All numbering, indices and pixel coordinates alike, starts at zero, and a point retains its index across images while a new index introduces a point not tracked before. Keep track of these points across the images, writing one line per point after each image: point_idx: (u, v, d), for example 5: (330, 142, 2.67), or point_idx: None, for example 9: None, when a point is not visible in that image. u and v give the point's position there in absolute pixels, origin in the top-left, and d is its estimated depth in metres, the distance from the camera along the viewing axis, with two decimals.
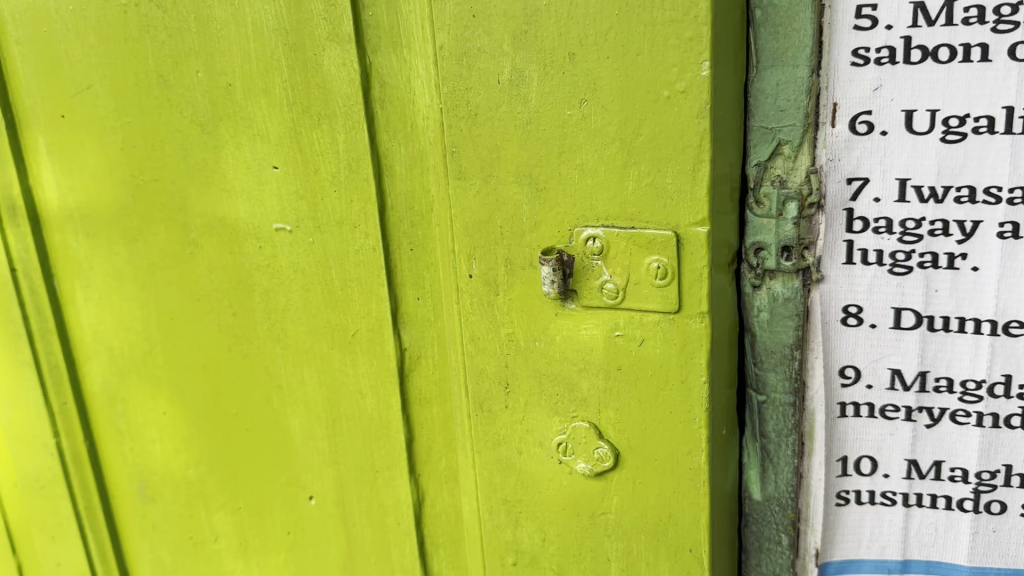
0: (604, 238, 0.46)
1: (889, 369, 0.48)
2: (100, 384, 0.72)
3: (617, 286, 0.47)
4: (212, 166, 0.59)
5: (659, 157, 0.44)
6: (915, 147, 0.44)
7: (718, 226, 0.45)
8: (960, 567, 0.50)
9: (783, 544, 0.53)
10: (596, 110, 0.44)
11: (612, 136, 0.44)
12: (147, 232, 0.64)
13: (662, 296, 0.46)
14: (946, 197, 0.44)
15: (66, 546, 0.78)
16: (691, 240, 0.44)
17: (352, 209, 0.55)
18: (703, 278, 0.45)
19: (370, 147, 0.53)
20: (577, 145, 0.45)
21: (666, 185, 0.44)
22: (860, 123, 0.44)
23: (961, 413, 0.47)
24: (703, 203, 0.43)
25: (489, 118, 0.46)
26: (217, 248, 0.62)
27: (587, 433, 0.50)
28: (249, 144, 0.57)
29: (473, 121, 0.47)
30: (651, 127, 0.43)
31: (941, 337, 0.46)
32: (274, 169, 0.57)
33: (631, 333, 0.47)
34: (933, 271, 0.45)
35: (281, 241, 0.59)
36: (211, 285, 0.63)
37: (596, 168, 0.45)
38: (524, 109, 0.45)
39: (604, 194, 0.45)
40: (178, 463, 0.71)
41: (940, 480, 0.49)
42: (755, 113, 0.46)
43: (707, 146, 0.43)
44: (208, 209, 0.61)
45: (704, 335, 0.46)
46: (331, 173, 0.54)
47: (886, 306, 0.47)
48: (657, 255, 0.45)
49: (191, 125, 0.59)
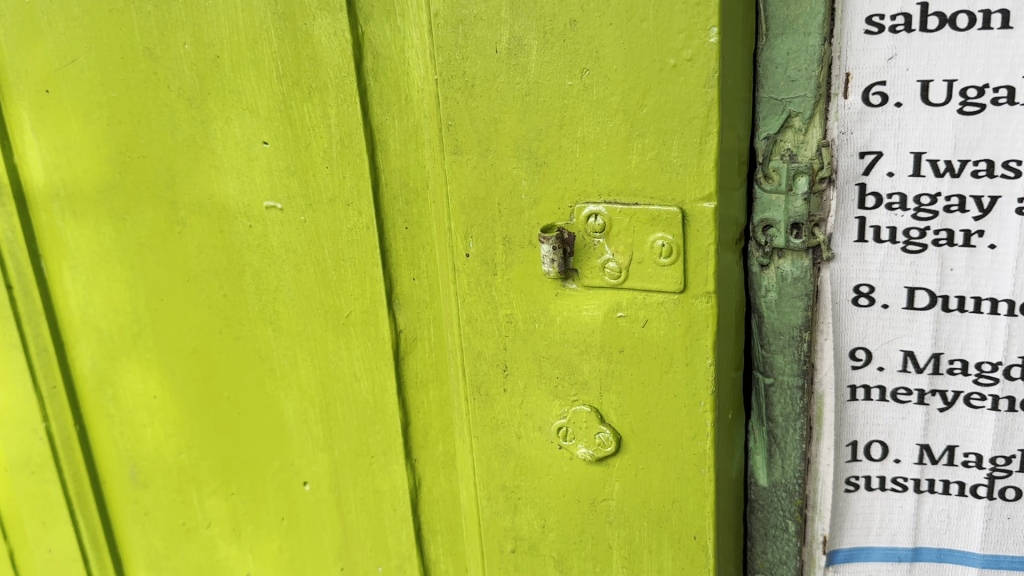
0: (606, 215, 0.44)
1: (901, 351, 0.46)
2: (90, 366, 0.70)
3: (619, 265, 0.45)
4: (200, 142, 0.57)
5: (663, 130, 0.42)
6: (931, 119, 0.42)
7: (725, 201, 0.43)
8: (973, 556, 0.49)
9: (790, 531, 0.51)
10: (599, 80, 0.42)
11: (615, 107, 0.42)
12: (135, 211, 0.63)
13: (666, 275, 0.44)
14: (963, 172, 0.42)
15: (56, 532, 0.76)
16: (697, 216, 0.42)
17: (346, 187, 0.53)
18: (709, 256, 0.43)
19: (362, 121, 0.51)
20: (578, 117, 0.43)
21: (672, 159, 0.42)
22: (873, 94, 0.42)
23: (976, 396, 0.46)
24: (710, 177, 0.42)
25: (486, 89, 0.44)
26: (206, 227, 0.60)
27: (580, 418, 0.49)
28: (238, 119, 0.55)
29: (470, 93, 0.45)
30: (656, 97, 0.41)
31: (956, 318, 0.45)
32: (263, 145, 0.55)
33: (634, 314, 0.46)
34: (948, 249, 0.44)
35: (271, 220, 0.57)
36: (201, 265, 0.61)
37: (598, 141, 0.43)
38: (522, 79, 0.44)
39: (607, 169, 0.43)
40: (170, 447, 0.70)
41: (953, 465, 0.47)
42: (764, 84, 0.44)
43: (714, 118, 0.41)
44: (197, 187, 0.59)
45: (709, 316, 0.44)
46: (323, 149, 0.53)
47: (899, 286, 0.45)
48: (662, 232, 0.43)
49: (179, 100, 0.57)
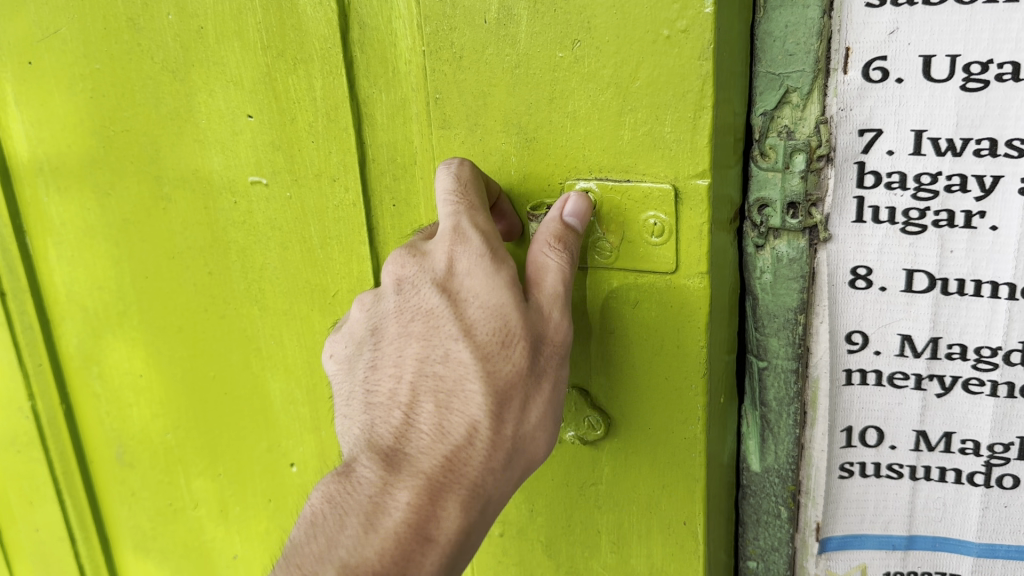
0: (597, 192, 0.43)
1: (899, 335, 0.45)
2: (75, 344, 0.69)
3: (611, 244, 0.44)
4: (185, 115, 0.56)
5: (656, 105, 0.40)
6: (932, 96, 0.41)
7: (719, 180, 0.42)
8: (968, 545, 0.48)
9: (783, 517, 0.50)
10: (591, 51, 0.41)
11: (607, 80, 0.41)
12: (119, 185, 0.61)
13: (658, 255, 0.43)
14: (965, 150, 0.41)
15: (43, 511, 0.75)
16: (691, 194, 0.41)
17: (331, 162, 0.51)
18: (703, 235, 0.42)
19: (348, 95, 0.49)
20: (568, 91, 0.42)
21: (665, 134, 0.41)
22: (874, 69, 0.41)
23: (974, 381, 0.45)
24: (704, 154, 0.40)
25: (476, 61, 0.43)
26: (191, 203, 0.59)
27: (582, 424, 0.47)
28: (222, 91, 0.54)
29: (458, 65, 0.44)
30: (649, 70, 0.40)
31: (955, 302, 0.43)
32: (247, 118, 0.53)
33: (625, 295, 0.44)
34: (949, 231, 0.42)
35: (256, 196, 0.55)
36: (186, 242, 0.60)
37: (590, 116, 0.42)
38: (512, 50, 0.42)
39: (598, 144, 0.42)
40: (156, 427, 0.69)
41: (950, 452, 0.46)
42: (761, 58, 0.43)
43: (709, 92, 0.39)
44: (181, 161, 0.58)
45: (702, 297, 0.43)
46: (308, 122, 0.51)
47: (897, 269, 0.44)
48: (655, 210, 0.42)
49: (163, 72, 0.56)
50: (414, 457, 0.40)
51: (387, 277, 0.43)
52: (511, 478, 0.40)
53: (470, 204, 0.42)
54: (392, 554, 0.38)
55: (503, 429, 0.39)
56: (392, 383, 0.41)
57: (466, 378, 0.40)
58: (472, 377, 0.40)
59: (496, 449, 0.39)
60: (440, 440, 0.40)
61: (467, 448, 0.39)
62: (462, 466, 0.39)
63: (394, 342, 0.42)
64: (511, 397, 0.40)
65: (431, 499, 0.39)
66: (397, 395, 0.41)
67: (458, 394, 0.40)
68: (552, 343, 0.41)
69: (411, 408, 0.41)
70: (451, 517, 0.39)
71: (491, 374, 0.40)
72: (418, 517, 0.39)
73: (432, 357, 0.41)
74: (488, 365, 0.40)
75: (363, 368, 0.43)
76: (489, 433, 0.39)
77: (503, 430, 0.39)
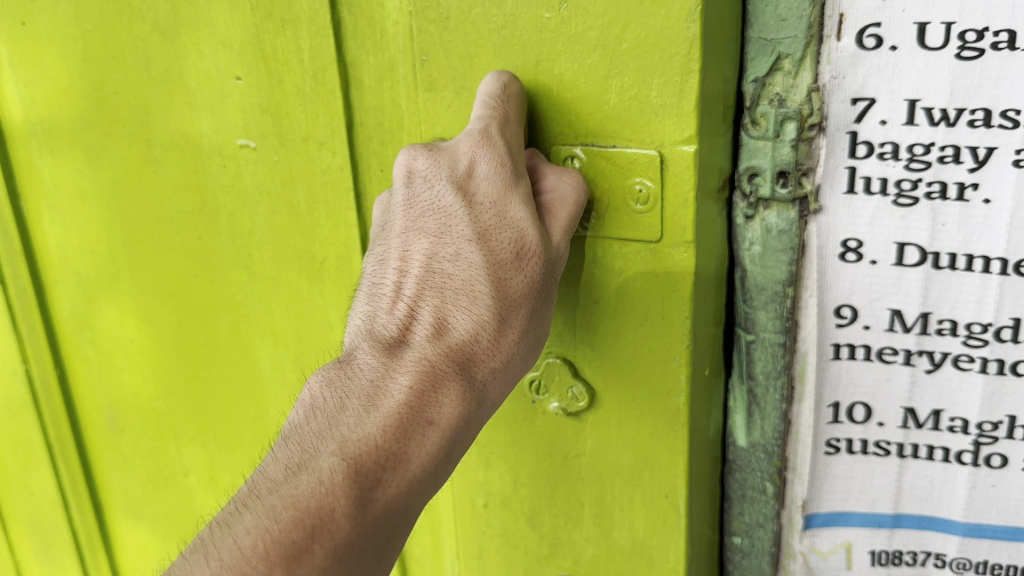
0: (583, 158, 0.43)
1: (889, 309, 0.44)
2: (68, 310, 0.69)
3: (596, 212, 0.43)
4: (175, 77, 0.55)
5: (643, 68, 0.40)
6: (927, 64, 0.40)
7: (706, 147, 0.41)
8: (955, 525, 0.47)
9: (768, 494, 0.49)
10: (577, 13, 0.40)
11: (594, 43, 0.40)
12: (111, 148, 0.61)
13: (643, 224, 0.42)
14: (960, 121, 0.40)
15: (36, 475, 0.75)
16: (676, 159, 0.40)
17: (319, 125, 0.51)
18: (687, 203, 0.41)
19: (336, 56, 0.49)
20: (555, 52, 0.41)
21: (651, 98, 0.40)
22: (868, 36, 0.40)
23: (965, 357, 0.44)
24: (690, 118, 0.40)
25: (461, 22, 0.42)
26: (181, 166, 0.58)
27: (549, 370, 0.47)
28: (212, 53, 0.53)
29: (444, 26, 0.43)
30: (636, 33, 0.39)
31: (947, 276, 0.43)
32: (236, 81, 0.53)
33: (609, 264, 0.44)
34: (942, 203, 0.42)
35: (244, 159, 0.55)
36: (175, 207, 0.60)
37: (576, 79, 0.41)
38: (498, 12, 0.41)
39: (585, 108, 0.42)
40: (147, 393, 0.69)
41: (939, 430, 0.46)
42: (753, 23, 0.42)
43: (697, 55, 0.38)
44: (172, 125, 0.57)
45: (687, 266, 0.42)
46: (297, 85, 0.51)
47: (888, 241, 0.43)
48: (641, 177, 0.41)
49: (154, 32, 0.55)
50: (420, 342, 0.39)
51: (398, 171, 0.43)
52: (506, 386, 0.40)
53: (506, 112, 0.41)
54: (389, 431, 0.37)
55: (508, 329, 0.40)
56: (399, 275, 0.41)
57: (480, 273, 0.40)
58: (483, 270, 0.40)
59: (499, 348, 0.39)
60: (445, 332, 0.39)
61: (473, 342, 0.39)
62: (468, 357, 0.39)
63: (402, 239, 0.42)
64: (519, 302, 0.40)
65: (434, 383, 0.38)
66: (403, 289, 0.41)
67: (471, 288, 0.40)
68: (558, 258, 0.41)
69: (418, 299, 0.40)
70: (450, 404, 0.38)
71: (504, 274, 0.40)
72: (420, 398, 0.38)
73: (443, 254, 0.41)
74: (502, 266, 0.40)
75: (368, 263, 0.43)
76: (494, 333, 0.39)
77: (509, 331, 0.40)
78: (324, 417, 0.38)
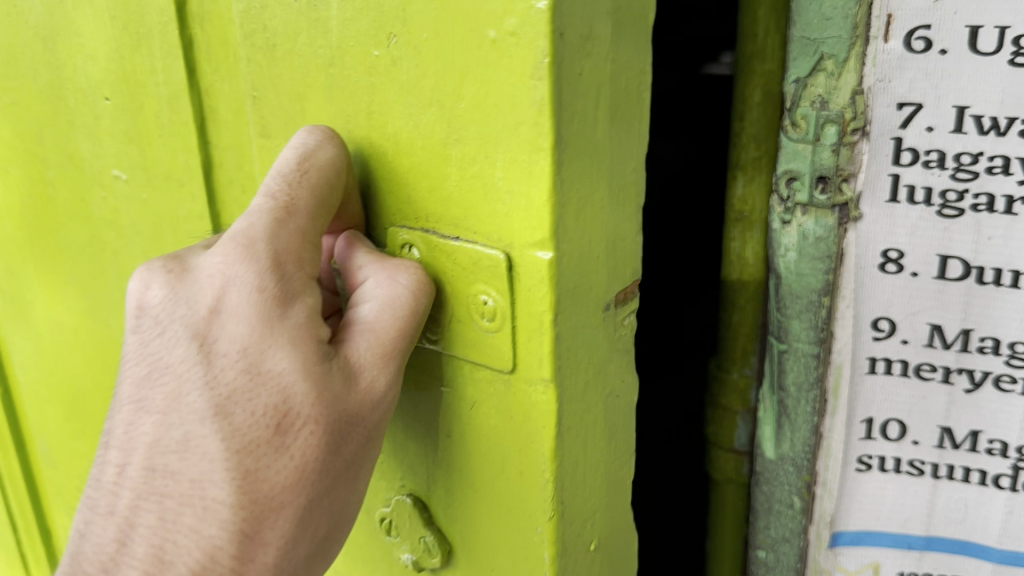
0: (418, 255, 0.40)
1: (928, 323, 0.42)
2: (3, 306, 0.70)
3: (444, 328, 0.41)
4: (58, 93, 0.55)
5: (484, 138, 0.36)
6: (979, 70, 0.38)
7: (568, 252, 0.37)
8: (992, 550, 0.45)
9: (795, 507, 0.48)
10: (404, 51, 0.37)
11: (430, 98, 0.37)
12: (13, 162, 0.61)
13: (491, 345, 0.39)
14: (1010, 130, 0.38)
15: None
16: (524, 266, 0.37)
17: (178, 163, 0.51)
18: (540, 334, 0.37)
19: (188, 86, 0.48)
20: (390, 111, 0.39)
21: (495, 183, 0.36)
22: (916, 38, 0.38)
23: (1007, 377, 0.42)
24: (538, 220, 0.35)
25: (287, 52, 0.41)
26: (69, 189, 0.58)
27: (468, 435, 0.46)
28: (83, 64, 0.53)
29: (271, 53, 0.42)
30: (474, 87, 0.35)
31: (991, 291, 0.41)
32: (106, 101, 0.53)
33: (465, 389, 0.42)
34: (987, 215, 0.40)
35: (119, 188, 0.55)
36: (67, 226, 0.60)
37: (411, 144, 0.39)
38: (325, 43, 0.40)
39: (422, 178, 0.39)
40: (61, 411, 0.69)
41: (976, 451, 0.44)
42: (796, 22, 0.41)
43: (542, 123, 0.34)
44: (60, 144, 0.57)
45: (544, 405, 0.39)
46: (155, 111, 0.50)
47: (930, 253, 0.41)
48: (485, 290, 0.38)
49: (36, 39, 0.54)
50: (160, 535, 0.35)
51: (128, 307, 0.39)
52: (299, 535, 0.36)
53: (294, 193, 0.39)
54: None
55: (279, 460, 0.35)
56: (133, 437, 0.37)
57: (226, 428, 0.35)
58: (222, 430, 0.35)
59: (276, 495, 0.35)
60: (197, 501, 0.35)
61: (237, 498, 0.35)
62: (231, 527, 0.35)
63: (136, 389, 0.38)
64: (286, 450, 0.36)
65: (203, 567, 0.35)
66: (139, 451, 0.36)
67: (283, 410, 0.36)
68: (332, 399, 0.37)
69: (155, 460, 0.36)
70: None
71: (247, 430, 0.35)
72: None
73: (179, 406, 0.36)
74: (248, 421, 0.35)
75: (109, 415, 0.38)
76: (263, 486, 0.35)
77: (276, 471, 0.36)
78: (125, 559, 0.35)
